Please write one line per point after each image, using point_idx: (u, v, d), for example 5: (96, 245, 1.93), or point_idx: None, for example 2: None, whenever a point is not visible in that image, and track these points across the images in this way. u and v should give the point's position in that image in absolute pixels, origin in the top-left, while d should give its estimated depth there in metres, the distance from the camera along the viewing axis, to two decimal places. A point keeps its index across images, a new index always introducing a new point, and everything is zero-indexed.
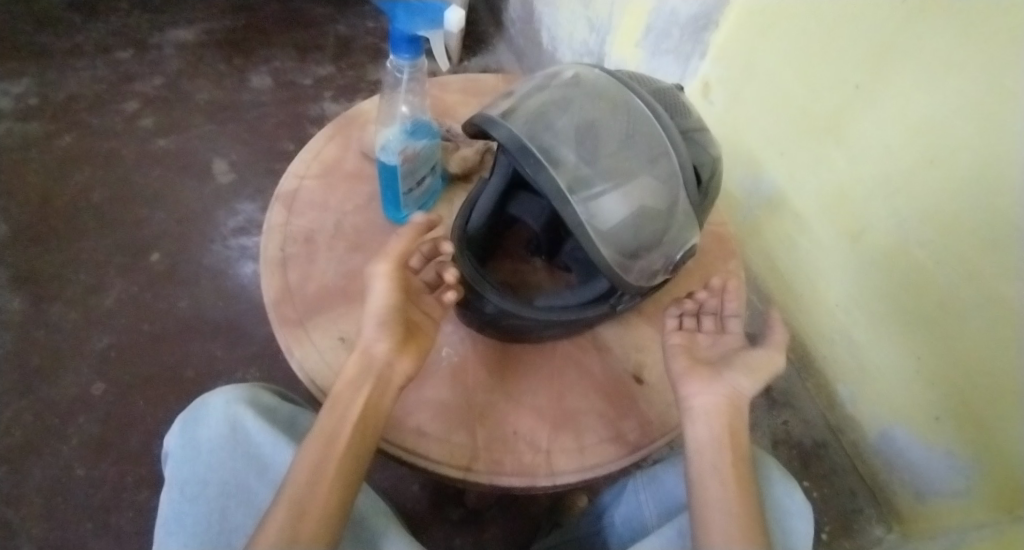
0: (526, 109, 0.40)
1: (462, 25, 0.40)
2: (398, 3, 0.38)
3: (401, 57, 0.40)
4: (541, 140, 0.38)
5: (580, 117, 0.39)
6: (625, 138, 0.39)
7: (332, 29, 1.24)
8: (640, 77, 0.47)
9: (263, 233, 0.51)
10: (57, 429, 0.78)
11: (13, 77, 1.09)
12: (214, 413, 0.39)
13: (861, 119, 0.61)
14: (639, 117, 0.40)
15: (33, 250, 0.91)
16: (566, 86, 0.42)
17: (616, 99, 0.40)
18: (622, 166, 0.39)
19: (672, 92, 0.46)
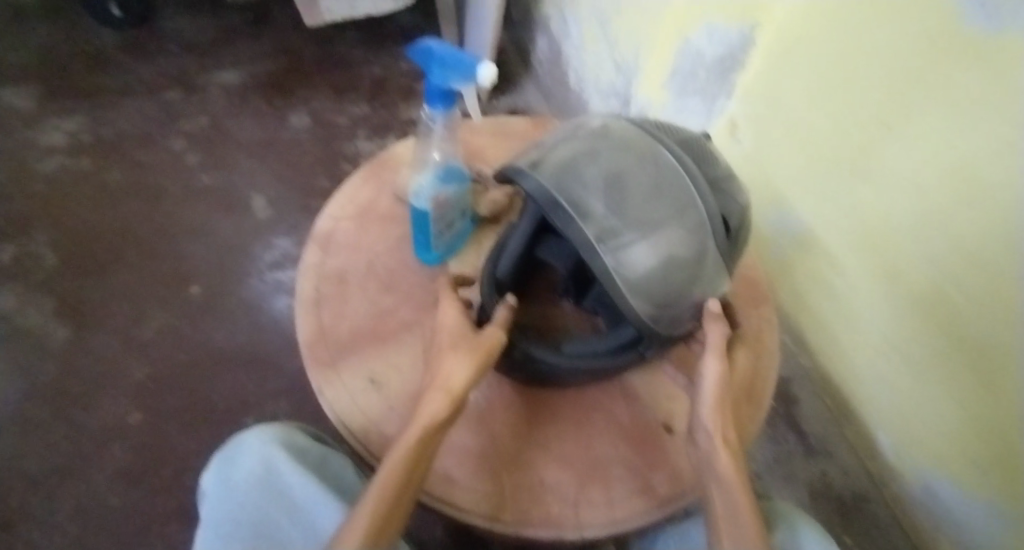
0: (555, 159, 0.41)
1: (494, 81, 0.38)
2: (434, 59, 0.39)
3: (434, 109, 0.41)
4: (569, 191, 0.39)
5: (609, 166, 0.40)
6: (654, 189, 0.39)
7: (368, 70, 1.29)
8: (666, 126, 0.48)
9: (299, 273, 0.52)
10: (94, 456, 0.80)
11: (69, 115, 1.16)
12: (250, 454, 0.40)
13: (892, 158, 0.61)
14: (667, 168, 0.40)
15: (80, 280, 0.96)
16: (594, 135, 0.42)
17: (644, 149, 0.41)
18: (651, 216, 0.39)
19: (698, 140, 0.47)
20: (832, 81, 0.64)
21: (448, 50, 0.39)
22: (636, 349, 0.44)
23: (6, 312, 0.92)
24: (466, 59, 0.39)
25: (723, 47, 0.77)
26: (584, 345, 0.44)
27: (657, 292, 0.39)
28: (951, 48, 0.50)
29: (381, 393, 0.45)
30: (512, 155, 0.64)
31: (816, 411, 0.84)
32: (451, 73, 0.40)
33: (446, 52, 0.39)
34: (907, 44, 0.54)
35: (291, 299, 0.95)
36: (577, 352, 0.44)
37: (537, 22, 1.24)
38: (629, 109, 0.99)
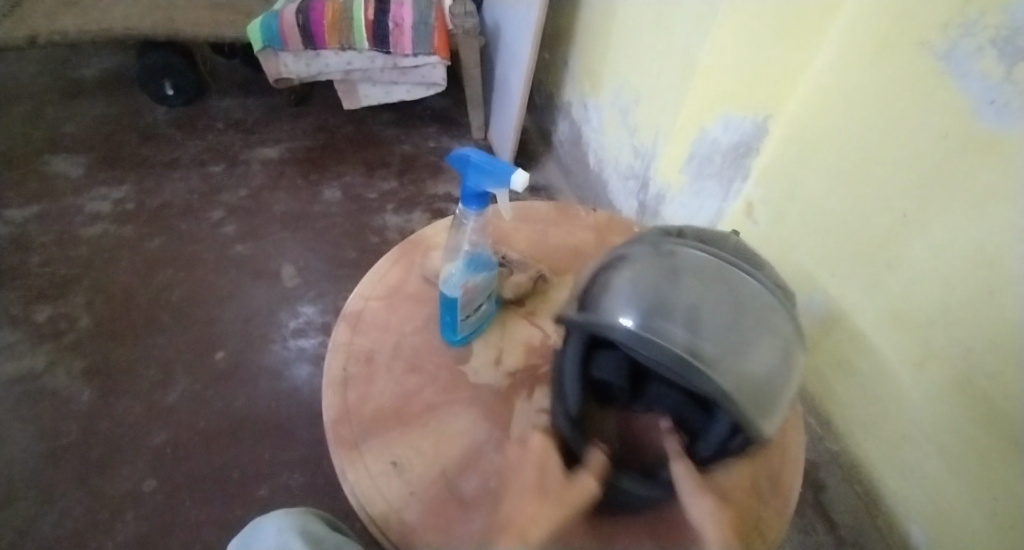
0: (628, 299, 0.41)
1: (525, 186, 0.41)
2: (471, 165, 0.43)
3: (468, 209, 0.46)
4: (662, 328, 0.38)
5: (690, 295, 0.40)
6: (736, 304, 0.40)
7: (399, 148, 1.37)
8: (698, 234, 0.48)
9: (328, 351, 0.54)
10: (106, 524, 0.79)
11: (117, 184, 1.24)
12: (266, 541, 0.41)
13: (910, 247, 0.62)
14: (735, 281, 0.41)
15: (111, 343, 0.99)
16: (654, 262, 0.43)
17: (709, 266, 0.42)
18: (739, 333, 0.39)
19: (730, 243, 0.47)
20: (850, 173, 0.67)
21: (484, 156, 0.43)
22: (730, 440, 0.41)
23: (38, 373, 0.94)
24: (500, 165, 0.42)
25: (738, 135, 0.82)
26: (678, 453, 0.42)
27: (767, 401, 0.39)
28: (976, 141, 0.53)
29: (403, 477, 0.46)
30: (536, 239, 0.67)
31: (842, 497, 0.78)
32: (487, 176, 0.43)
33: (484, 159, 0.43)
34: (926, 141, 0.57)
35: (312, 367, 0.97)
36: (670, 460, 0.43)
37: (559, 108, 1.32)
38: (647, 191, 1.02)
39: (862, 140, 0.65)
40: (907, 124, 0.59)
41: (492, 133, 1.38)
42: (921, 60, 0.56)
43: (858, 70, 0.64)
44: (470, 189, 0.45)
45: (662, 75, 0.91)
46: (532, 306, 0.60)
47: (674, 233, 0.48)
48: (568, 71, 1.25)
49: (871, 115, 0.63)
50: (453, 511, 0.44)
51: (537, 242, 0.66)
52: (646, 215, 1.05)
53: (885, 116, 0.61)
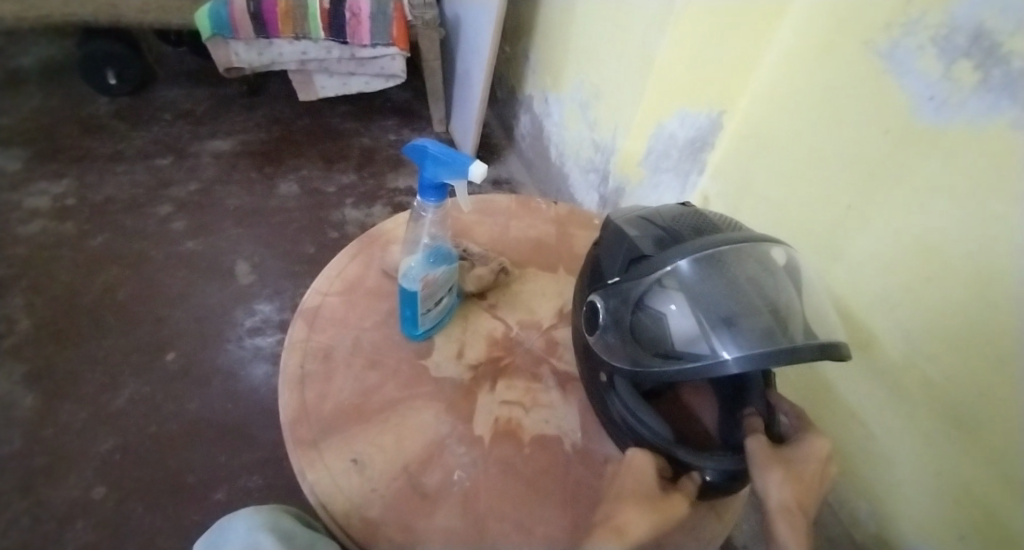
0: (716, 323, 0.39)
1: (482, 178, 0.41)
2: (428, 156, 0.43)
3: (427, 200, 0.46)
4: (770, 332, 0.38)
5: (745, 291, 0.40)
6: (766, 271, 0.41)
7: (358, 141, 1.34)
8: (676, 220, 0.45)
9: (284, 349, 0.53)
10: (50, 536, 0.75)
11: (55, 178, 1.17)
12: (235, 540, 0.40)
13: (857, 236, 0.64)
14: (758, 247, 0.42)
15: (51, 346, 0.93)
16: (701, 273, 0.40)
17: (736, 245, 0.41)
18: (789, 294, 0.42)
19: (706, 218, 0.44)
20: (802, 165, 0.70)
21: (441, 147, 0.42)
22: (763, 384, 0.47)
23: None
24: (458, 156, 0.42)
25: (695, 131, 0.85)
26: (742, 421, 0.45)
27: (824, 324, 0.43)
28: (912, 136, 0.56)
29: (364, 474, 0.45)
30: (497, 232, 0.67)
31: None
32: (445, 167, 0.43)
33: (440, 150, 0.42)
34: (870, 133, 0.60)
35: (270, 366, 0.94)
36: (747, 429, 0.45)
37: (520, 101, 1.32)
38: (607, 185, 1.03)
39: (812, 135, 0.68)
40: (855, 118, 0.62)
41: (453, 126, 1.36)
42: (866, 58, 0.60)
43: (809, 67, 0.68)
44: (428, 180, 0.44)
45: (620, 70, 0.91)
46: (493, 299, 0.60)
47: (662, 232, 0.44)
48: (529, 64, 1.25)
49: (820, 110, 0.66)
50: (416, 506, 0.44)
51: (498, 235, 0.66)
52: (606, 208, 1.06)
53: (834, 111, 0.65)
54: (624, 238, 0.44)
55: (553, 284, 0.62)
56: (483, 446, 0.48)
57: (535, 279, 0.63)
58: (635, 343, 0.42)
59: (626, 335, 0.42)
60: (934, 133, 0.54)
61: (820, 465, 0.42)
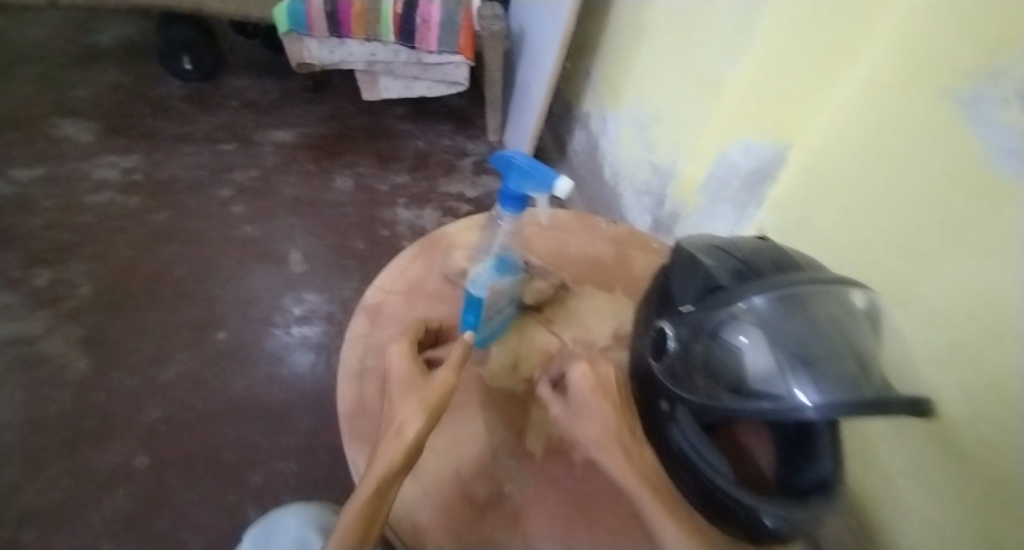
0: (794, 363, 0.38)
1: (567, 193, 0.42)
2: (513, 166, 0.44)
3: (505, 210, 0.46)
4: (854, 378, 0.36)
5: (825, 334, 0.39)
6: (847, 314, 0.41)
7: (413, 143, 1.37)
8: (756, 254, 0.44)
9: (346, 342, 0.54)
10: (92, 498, 0.78)
11: (125, 153, 1.22)
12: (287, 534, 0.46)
13: (921, 284, 0.62)
14: (841, 289, 0.41)
15: (109, 314, 0.97)
16: (780, 310, 0.39)
17: (820, 286, 0.40)
18: (868, 341, 0.40)
19: (787, 255, 0.44)
20: (867, 209, 0.68)
21: (527, 159, 0.43)
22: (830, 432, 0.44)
23: (31, 338, 0.92)
24: (543, 170, 0.43)
25: (756, 161, 0.83)
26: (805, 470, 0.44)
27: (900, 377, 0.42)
28: (988, 187, 0.53)
29: (416, 475, 0.45)
30: (557, 247, 0.67)
31: None
32: (530, 181, 0.43)
33: (528, 164, 0.43)
34: (945, 180, 0.58)
35: (314, 355, 0.96)
36: (812, 479, 0.43)
37: (576, 118, 1.32)
38: (663, 209, 1.03)
39: (882, 177, 0.66)
40: (931, 165, 0.60)
41: (508, 136, 1.38)
42: (945, 103, 0.58)
43: (882, 108, 0.66)
44: (510, 192, 0.45)
45: (685, 98, 0.91)
46: (550, 313, 0.60)
47: (740, 264, 0.44)
48: (590, 82, 1.25)
49: (894, 153, 0.64)
50: (468, 515, 0.44)
51: (558, 250, 0.67)
52: (659, 231, 1.05)
53: (908, 154, 0.62)
54: (700, 266, 0.45)
55: (611, 304, 0.62)
56: (533, 462, 0.48)
57: (592, 297, 0.62)
58: (705, 374, 0.41)
59: (695, 364, 0.42)
60: (1009, 186, 0.51)
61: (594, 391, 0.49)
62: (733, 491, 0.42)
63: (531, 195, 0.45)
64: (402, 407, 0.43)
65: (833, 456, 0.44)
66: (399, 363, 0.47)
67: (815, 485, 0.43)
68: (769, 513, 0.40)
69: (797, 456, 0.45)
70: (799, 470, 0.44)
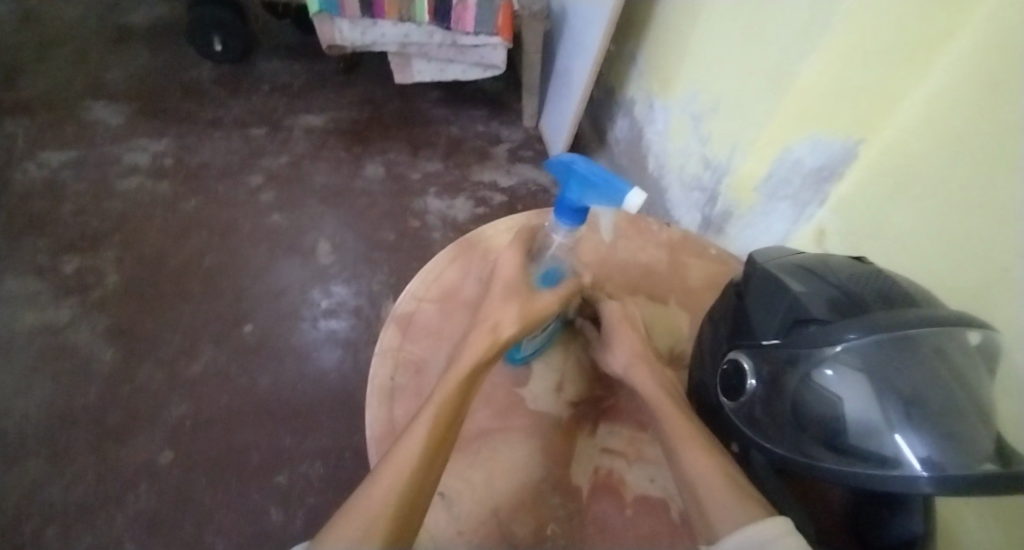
0: (907, 421, 0.31)
1: (633, 205, 0.39)
2: (572, 176, 0.41)
3: (562, 222, 0.44)
4: (975, 451, 0.30)
5: (943, 388, 0.32)
6: (969, 362, 0.33)
7: (446, 129, 1.31)
8: (857, 279, 0.37)
9: (375, 355, 0.50)
10: (118, 495, 0.77)
11: (156, 138, 1.20)
12: None
13: (1007, 303, 0.53)
14: (964, 330, 0.34)
15: (138, 304, 0.96)
16: (889, 353, 0.32)
17: (943, 328, 0.32)
18: (987, 395, 0.34)
19: (895, 281, 0.36)
20: (948, 214, 0.59)
21: (589, 167, 0.40)
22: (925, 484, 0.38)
23: (60, 327, 0.92)
24: (607, 179, 0.40)
25: (824, 158, 0.75)
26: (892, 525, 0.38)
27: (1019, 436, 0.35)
28: None
29: (451, 512, 0.41)
30: (604, 252, 0.61)
31: None
32: (592, 189, 0.40)
33: (592, 172, 0.40)
34: None
35: (341, 352, 0.93)
36: (901, 536, 0.37)
37: (619, 104, 1.25)
38: (714, 206, 0.96)
39: (971, 178, 0.57)
40: None
41: (545, 123, 1.31)
42: None
43: (975, 98, 0.57)
44: (569, 201, 0.42)
45: (747, 84, 0.83)
46: None
47: (836, 290, 0.36)
48: (635, 66, 1.17)
49: (985, 151, 0.55)
50: None
51: (605, 255, 0.61)
52: (708, 230, 0.99)
53: (1003, 153, 0.53)
54: (786, 291, 0.38)
55: (664, 318, 0.56)
56: (579, 500, 0.44)
57: (644, 309, 0.57)
58: (793, 422, 0.35)
59: (779, 409, 0.36)
60: None
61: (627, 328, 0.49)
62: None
63: (592, 205, 0.42)
64: (495, 306, 0.45)
65: (925, 511, 0.38)
66: (511, 265, 0.47)
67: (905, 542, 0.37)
68: None
69: (881, 507, 0.39)
70: (882, 524, 0.39)
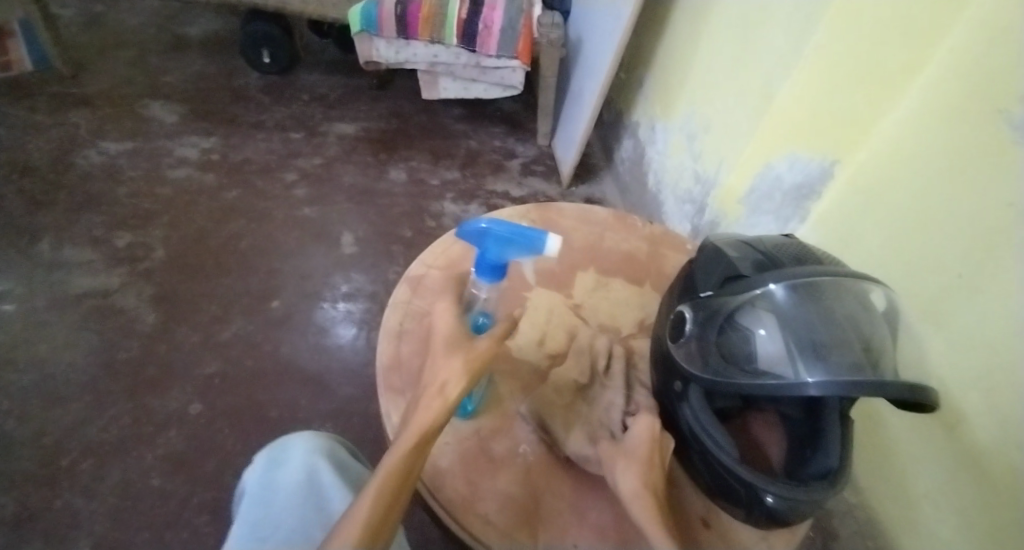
0: (804, 349, 0.40)
1: (555, 253, 0.43)
2: (489, 236, 0.45)
3: (483, 279, 0.47)
4: (861, 366, 0.38)
5: (836, 324, 0.41)
6: (863, 310, 0.42)
7: (466, 142, 1.43)
8: (779, 249, 0.47)
9: (388, 306, 0.59)
10: (149, 437, 0.86)
11: (204, 135, 1.34)
12: (296, 461, 0.43)
13: (965, 308, 0.62)
14: (859, 286, 0.43)
15: (178, 276, 1.07)
16: (796, 298, 0.42)
17: (836, 281, 0.42)
18: (883, 336, 0.42)
19: (810, 251, 0.46)
20: (910, 228, 0.69)
21: (507, 226, 0.44)
22: (839, 424, 0.46)
23: (110, 291, 1.03)
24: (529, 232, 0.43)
25: (802, 176, 0.84)
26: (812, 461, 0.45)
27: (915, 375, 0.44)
28: None
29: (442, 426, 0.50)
30: (591, 240, 0.70)
31: None
32: (512, 245, 0.44)
33: (507, 231, 0.44)
34: (994, 204, 0.58)
35: (356, 330, 1.03)
36: (817, 471, 0.45)
37: (625, 127, 1.35)
38: (702, 217, 1.04)
39: (928, 197, 0.66)
40: (979, 185, 0.60)
41: (557, 142, 1.42)
42: (997, 127, 0.58)
43: (937, 126, 0.66)
44: (490, 258, 0.45)
45: (736, 108, 0.92)
46: (579, 299, 0.63)
47: (762, 256, 0.46)
48: (642, 93, 1.28)
49: (942, 175, 0.65)
50: (483, 466, 0.48)
51: (592, 243, 0.70)
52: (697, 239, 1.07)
53: (956, 177, 0.63)
54: (723, 256, 0.47)
55: (638, 297, 0.65)
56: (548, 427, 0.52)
57: (621, 288, 0.65)
58: (719, 355, 0.44)
59: (711, 347, 0.45)
60: None
61: (646, 439, 0.46)
62: (738, 471, 0.44)
63: (512, 258, 0.46)
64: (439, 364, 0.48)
65: (841, 449, 0.45)
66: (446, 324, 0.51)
67: (820, 476, 0.45)
68: (771, 492, 0.43)
69: (805, 449, 0.47)
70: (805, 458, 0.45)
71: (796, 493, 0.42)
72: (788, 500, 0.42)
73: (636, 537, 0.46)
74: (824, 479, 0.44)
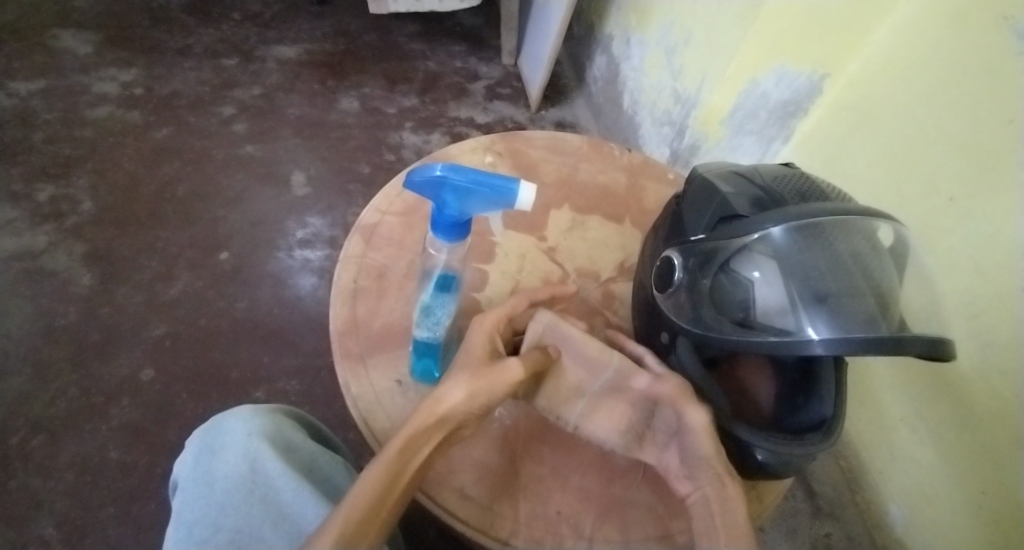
0: (808, 299, 0.36)
1: (530, 205, 0.36)
2: (446, 186, 0.36)
3: (442, 236, 0.39)
4: (872, 319, 0.34)
5: (840, 271, 0.36)
6: (872, 251, 0.38)
7: (423, 64, 1.30)
8: (779, 181, 0.42)
9: (338, 261, 0.52)
10: (100, 408, 0.80)
11: (123, 66, 1.17)
12: (233, 447, 0.38)
13: (953, 231, 0.58)
14: (871, 223, 0.38)
15: (112, 231, 0.96)
16: (799, 241, 0.37)
17: (845, 220, 0.37)
18: (892, 278, 0.38)
19: (813, 185, 0.41)
20: (899, 147, 0.63)
21: (467, 174, 0.36)
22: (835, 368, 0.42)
23: (37, 252, 0.92)
24: (496, 182, 0.35)
25: (790, 92, 0.76)
26: (805, 409, 0.42)
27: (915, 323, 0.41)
28: None
29: (407, 396, 0.45)
30: (564, 173, 0.63)
31: (827, 472, 0.78)
32: (473, 197, 0.36)
33: (468, 179, 0.35)
34: (993, 124, 0.53)
35: (317, 280, 0.96)
36: (812, 419, 0.41)
37: (597, 40, 1.24)
38: (682, 140, 0.97)
39: (920, 113, 0.60)
40: (978, 102, 0.54)
41: (523, 60, 1.30)
42: (1001, 35, 0.51)
43: (937, 32, 0.58)
44: (449, 214, 0.37)
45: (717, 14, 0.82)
46: (553, 242, 0.57)
47: (762, 192, 0.41)
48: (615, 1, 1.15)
49: (935, 91, 0.58)
50: None
51: (567, 177, 0.63)
52: (677, 164, 1.00)
53: (950, 93, 0.57)
54: (715, 192, 0.42)
55: (618, 236, 0.59)
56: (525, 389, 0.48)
57: (600, 227, 0.59)
58: (712, 305, 0.40)
59: (703, 299, 0.41)
60: None
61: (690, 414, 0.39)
62: (731, 427, 0.40)
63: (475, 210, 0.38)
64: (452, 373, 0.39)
65: (836, 396, 0.41)
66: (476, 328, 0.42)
67: (814, 426, 0.41)
68: (763, 448, 0.40)
69: (797, 395, 0.43)
70: (798, 409, 0.42)
71: (791, 448, 0.39)
72: (781, 456, 0.39)
73: (621, 501, 0.43)
74: (820, 429, 0.40)
